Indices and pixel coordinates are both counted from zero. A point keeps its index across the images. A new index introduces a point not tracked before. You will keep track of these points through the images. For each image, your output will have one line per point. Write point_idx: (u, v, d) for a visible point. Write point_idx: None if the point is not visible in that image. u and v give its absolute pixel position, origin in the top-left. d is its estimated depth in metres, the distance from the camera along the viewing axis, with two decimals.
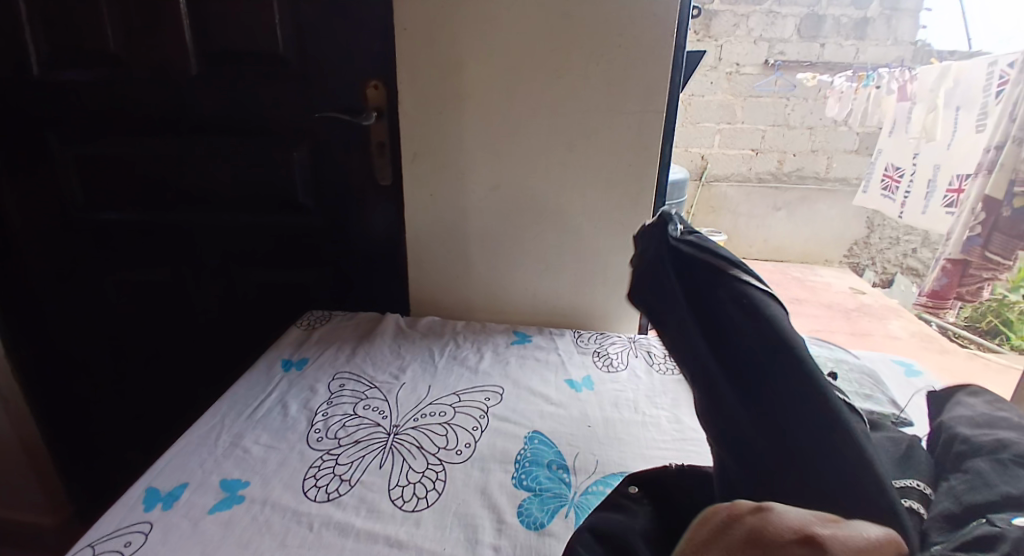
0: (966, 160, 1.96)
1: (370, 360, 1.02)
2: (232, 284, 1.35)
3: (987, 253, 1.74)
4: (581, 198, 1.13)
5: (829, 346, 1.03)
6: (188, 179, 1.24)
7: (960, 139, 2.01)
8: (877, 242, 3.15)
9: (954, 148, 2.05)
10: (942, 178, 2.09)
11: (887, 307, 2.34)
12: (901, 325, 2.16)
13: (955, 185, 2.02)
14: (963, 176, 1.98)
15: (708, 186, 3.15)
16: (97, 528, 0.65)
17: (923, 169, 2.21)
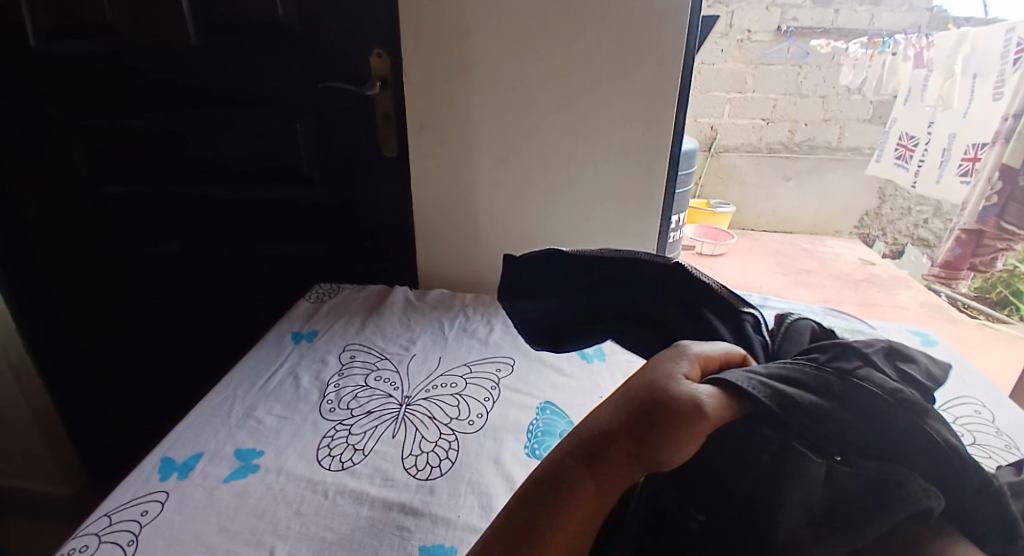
0: (982, 129, 1.91)
1: (380, 333, 1.02)
2: (238, 258, 1.34)
3: (1003, 223, 1.64)
4: (592, 167, 1.11)
5: (846, 315, 1.01)
6: (192, 152, 1.23)
7: (977, 107, 1.95)
8: (889, 213, 3.10)
9: (971, 116, 1.98)
10: (958, 146, 2.03)
11: (897, 278, 2.31)
12: (911, 296, 2.14)
13: (970, 155, 1.96)
14: (978, 144, 1.92)
15: (717, 158, 3.09)
16: (114, 498, 0.65)
17: (938, 138, 2.15)
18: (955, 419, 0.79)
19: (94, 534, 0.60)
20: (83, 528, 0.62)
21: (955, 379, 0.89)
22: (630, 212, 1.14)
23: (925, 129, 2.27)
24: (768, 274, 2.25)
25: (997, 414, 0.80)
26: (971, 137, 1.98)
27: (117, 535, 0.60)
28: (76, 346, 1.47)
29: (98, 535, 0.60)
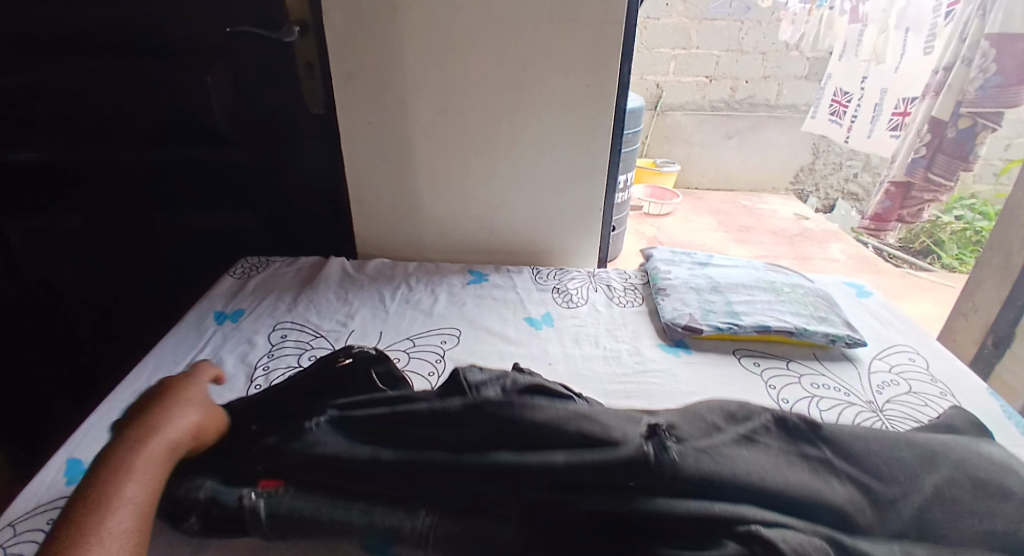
0: (918, 81, 1.60)
1: (314, 309, 0.94)
2: (153, 231, 1.21)
3: (932, 175, 1.28)
4: (537, 125, 1.05)
5: (787, 271, 1.02)
6: (87, 112, 1.07)
7: (909, 62, 1.64)
8: (823, 170, 2.89)
9: (900, 75, 1.67)
10: (888, 100, 1.74)
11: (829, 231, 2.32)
12: (842, 248, 2.16)
13: (901, 110, 1.67)
14: (909, 98, 1.62)
15: (660, 117, 2.78)
16: (14, 508, 0.57)
17: (870, 93, 1.85)
18: (891, 368, 0.83)
19: None
20: None
21: (890, 329, 0.93)
22: (577, 171, 1.10)
23: (858, 86, 1.93)
24: (712, 233, 2.21)
25: (928, 361, 0.84)
26: (900, 93, 1.68)
27: (22, 548, 0.52)
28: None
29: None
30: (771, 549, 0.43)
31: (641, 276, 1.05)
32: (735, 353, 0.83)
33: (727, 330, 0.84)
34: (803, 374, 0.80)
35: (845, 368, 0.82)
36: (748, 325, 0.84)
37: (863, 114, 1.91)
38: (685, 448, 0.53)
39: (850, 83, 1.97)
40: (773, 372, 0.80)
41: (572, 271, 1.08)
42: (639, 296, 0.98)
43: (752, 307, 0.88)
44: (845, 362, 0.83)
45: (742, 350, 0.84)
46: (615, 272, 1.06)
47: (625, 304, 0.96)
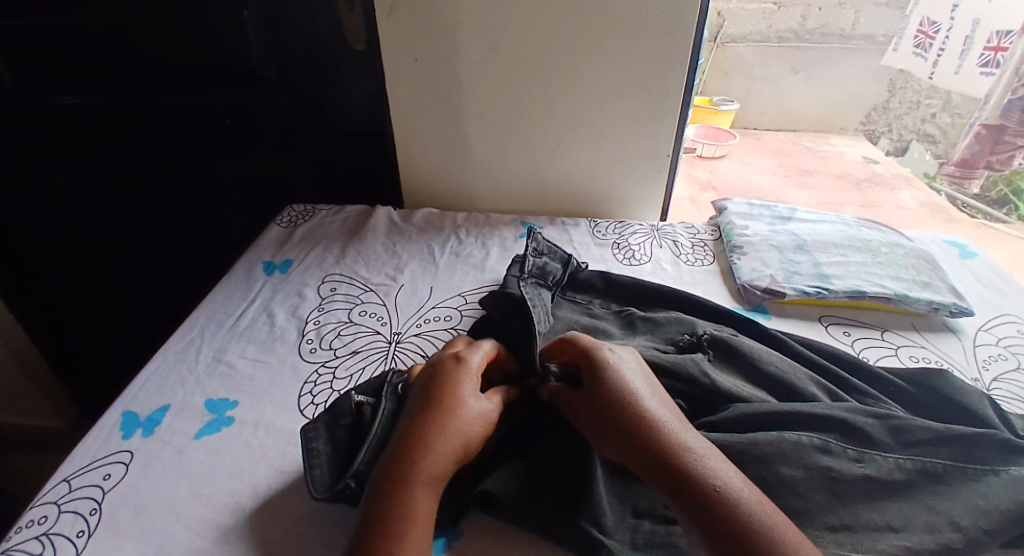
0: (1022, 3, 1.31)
1: (362, 261, 0.91)
2: (201, 175, 1.19)
3: None
4: (601, 58, 0.94)
5: (880, 227, 0.90)
6: (133, 52, 1.03)
7: None
8: (898, 107, 2.05)
9: None
10: (982, 29, 1.40)
11: (900, 174, 1.83)
12: (914, 196, 1.72)
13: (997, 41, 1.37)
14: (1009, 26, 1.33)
15: (721, 49, 1.98)
16: (73, 460, 0.58)
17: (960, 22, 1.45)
18: (998, 341, 0.72)
19: (50, 504, 0.54)
20: (39, 497, 0.55)
21: (998, 296, 0.81)
22: (645, 110, 0.99)
23: (946, 14, 1.50)
24: (770, 175, 1.84)
25: None
26: (995, 25, 1.37)
27: (79, 503, 0.54)
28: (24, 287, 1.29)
29: (56, 505, 0.54)
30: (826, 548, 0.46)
31: (711, 230, 0.95)
32: (821, 320, 0.75)
33: (814, 295, 0.75)
34: (899, 346, 0.71)
35: (946, 339, 0.72)
36: (839, 289, 0.75)
37: (951, 46, 1.49)
38: (790, 465, 0.50)
39: (937, 9, 1.53)
40: (865, 343, 0.71)
41: (633, 224, 0.99)
42: (709, 253, 0.90)
43: (844, 270, 0.78)
44: (946, 333, 0.74)
45: (830, 318, 0.75)
46: (681, 227, 0.97)
47: (694, 262, 0.88)
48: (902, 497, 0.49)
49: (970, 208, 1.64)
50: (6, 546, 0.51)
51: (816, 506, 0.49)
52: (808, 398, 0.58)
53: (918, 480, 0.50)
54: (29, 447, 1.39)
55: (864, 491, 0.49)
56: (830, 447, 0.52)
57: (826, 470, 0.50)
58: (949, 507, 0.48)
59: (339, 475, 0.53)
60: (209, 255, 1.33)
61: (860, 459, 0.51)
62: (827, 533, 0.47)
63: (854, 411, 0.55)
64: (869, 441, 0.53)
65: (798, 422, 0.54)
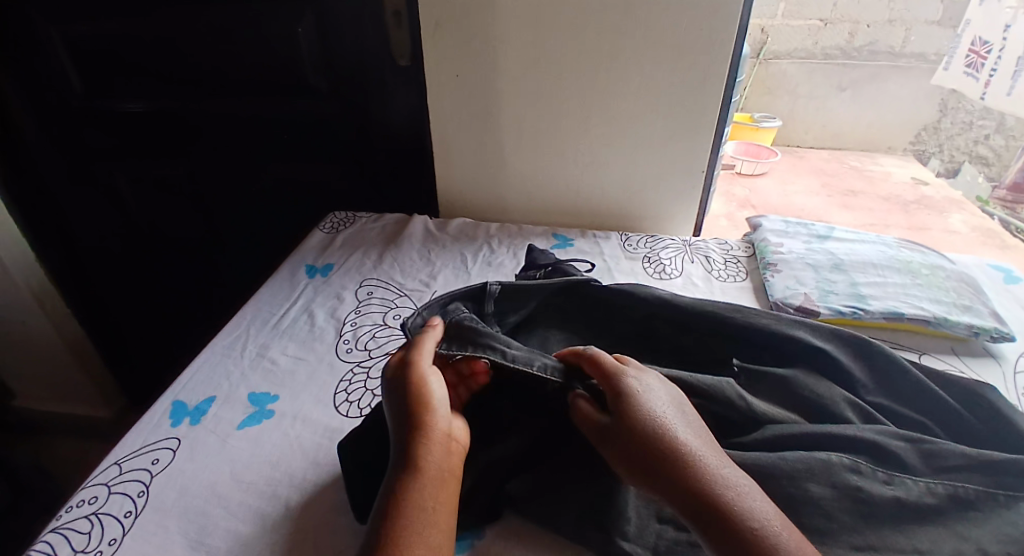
0: None
1: (398, 267, 0.94)
2: (251, 182, 1.26)
3: None
4: (638, 77, 0.96)
5: (923, 248, 0.88)
6: (198, 67, 1.11)
7: None
8: (949, 128, 1.95)
9: None
10: None
11: (951, 198, 1.75)
12: (966, 219, 1.64)
13: None
14: None
15: (764, 65, 1.95)
16: (123, 446, 0.63)
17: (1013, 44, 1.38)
18: None
19: (104, 484, 0.58)
20: (94, 477, 0.60)
21: None
22: (679, 127, 0.99)
23: (1000, 33, 1.45)
24: (811, 195, 1.79)
25: None
26: None
27: (128, 486, 0.58)
28: (86, 281, 1.39)
29: (109, 486, 0.58)
30: None
31: (744, 247, 0.95)
32: None
33: (849, 315, 0.74)
34: (937, 371, 0.69)
35: (988, 366, 0.70)
36: (876, 310, 0.74)
37: (1004, 68, 1.43)
38: (817, 484, 0.50)
39: (992, 28, 1.47)
40: None
41: (665, 238, 1.00)
42: (741, 270, 0.89)
43: (882, 291, 0.77)
44: (988, 359, 0.71)
45: (865, 339, 0.74)
46: (714, 243, 0.97)
47: (725, 278, 0.87)
48: (932, 522, 0.49)
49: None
50: (57, 525, 0.55)
51: (841, 526, 0.49)
52: (840, 419, 0.57)
53: (949, 505, 0.50)
54: (78, 433, 1.48)
55: (892, 514, 0.49)
56: (859, 467, 0.51)
57: (853, 491, 0.50)
58: (978, 534, 0.48)
59: (371, 469, 0.55)
60: (254, 258, 1.39)
61: (890, 482, 0.51)
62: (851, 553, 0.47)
63: (886, 434, 0.55)
64: (900, 464, 0.52)
65: (828, 442, 0.54)
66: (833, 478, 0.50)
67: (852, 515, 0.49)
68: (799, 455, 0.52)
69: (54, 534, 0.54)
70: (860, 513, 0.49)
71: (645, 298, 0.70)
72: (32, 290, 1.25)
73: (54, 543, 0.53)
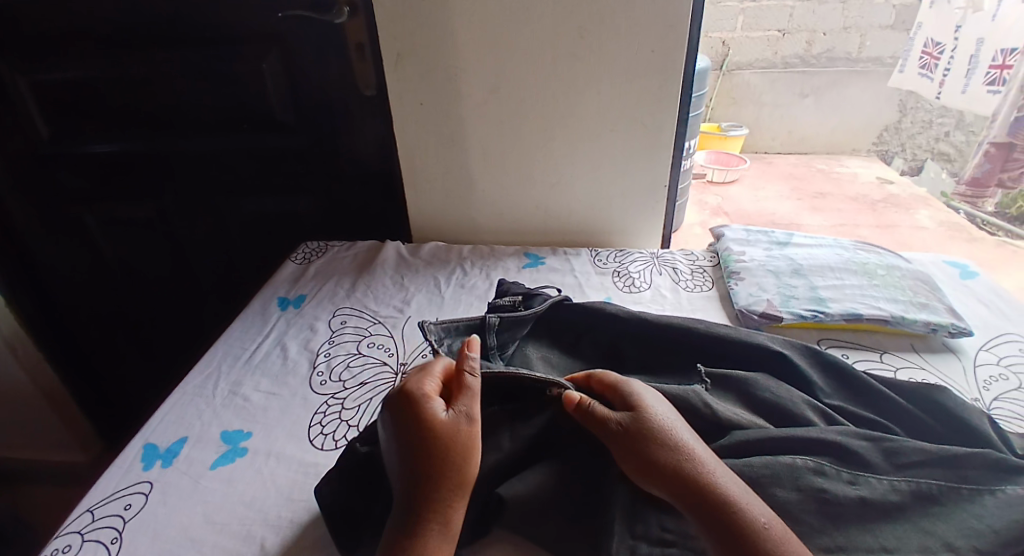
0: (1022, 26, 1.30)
1: (372, 294, 0.95)
2: (224, 216, 1.26)
3: None
4: (597, 98, 0.98)
5: (878, 249, 0.91)
6: (164, 105, 1.12)
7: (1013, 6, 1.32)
8: (910, 127, 2.04)
9: (1000, 20, 1.36)
10: (986, 50, 1.40)
11: (915, 195, 1.81)
12: (932, 215, 1.69)
13: (1001, 61, 1.36)
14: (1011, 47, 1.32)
15: (727, 78, 2.03)
16: (95, 492, 0.62)
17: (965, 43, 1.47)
18: (999, 360, 0.72)
19: (74, 534, 0.57)
20: (64, 526, 0.59)
21: (1000, 315, 0.81)
22: (641, 144, 1.02)
23: (950, 35, 1.52)
24: (783, 199, 1.84)
25: None
26: (1000, 44, 1.36)
27: (100, 533, 0.57)
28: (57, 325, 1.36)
29: (79, 534, 0.57)
30: None
31: (710, 257, 0.97)
32: (819, 343, 0.76)
33: (811, 318, 0.76)
34: (897, 368, 0.72)
35: (946, 360, 0.73)
36: (835, 312, 0.76)
37: (957, 66, 1.50)
38: (785, 491, 0.51)
39: (942, 31, 1.55)
40: (862, 365, 0.72)
41: (634, 252, 1.02)
42: (708, 279, 0.91)
43: (840, 293, 0.80)
44: (946, 354, 0.74)
45: (828, 340, 0.76)
46: (680, 254, 0.99)
47: (693, 288, 0.90)
48: (897, 519, 0.50)
49: (991, 225, 1.58)
50: None
51: (809, 529, 0.50)
52: (803, 422, 0.59)
53: (913, 501, 0.51)
54: (54, 481, 1.43)
55: (858, 514, 0.51)
56: (825, 469, 0.53)
57: (819, 495, 0.51)
58: (942, 529, 0.49)
59: (346, 503, 0.55)
60: (231, 291, 1.38)
61: (854, 482, 0.52)
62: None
63: (849, 435, 0.56)
64: (864, 464, 0.54)
65: (793, 446, 0.55)
66: (799, 482, 0.52)
67: (820, 518, 0.50)
68: (766, 462, 0.53)
69: None
70: (828, 516, 0.50)
71: (614, 312, 0.73)
72: (1, 336, 1.22)
73: None
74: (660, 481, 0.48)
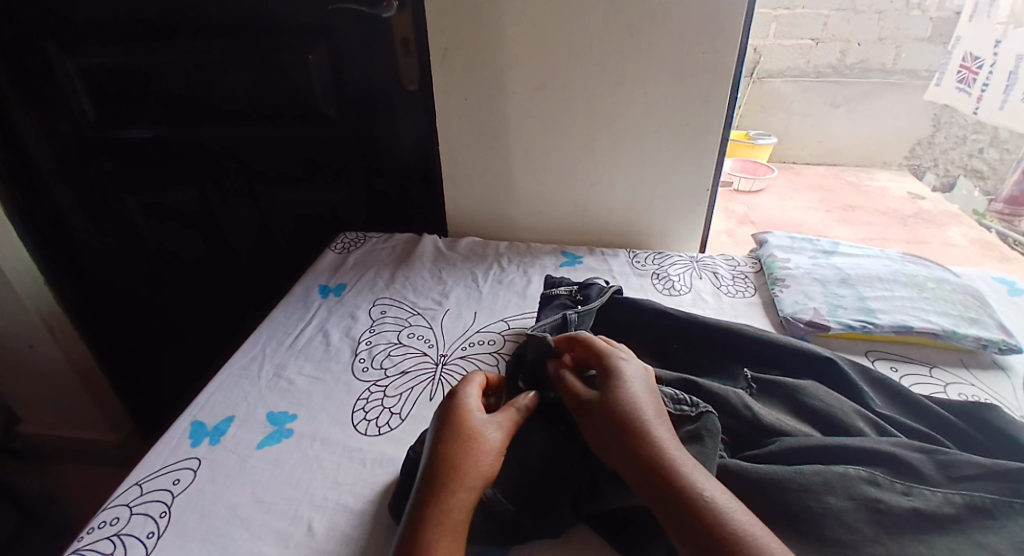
0: None
1: (411, 286, 0.96)
2: (263, 205, 1.28)
3: None
4: (643, 97, 0.98)
5: (927, 261, 0.89)
6: (211, 94, 1.14)
7: None
8: (943, 142, 1.96)
9: None
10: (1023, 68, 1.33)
11: (948, 212, 1.76)
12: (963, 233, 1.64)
13: None
14: None
15: (759, 84, 1.94)
16: (144, 466, 0.63)
17: (1003, 61, 1.41)
18: None
19: (124, 506, 0.58)
20: (114, 498, 0.60)
21: None
22: (684, 145, 1.02)
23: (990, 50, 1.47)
24: (811, 211, 1.81)
25: None
26: None
27: (149, 506, 0.58)
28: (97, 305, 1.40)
29: (128, 508, 0.58)
30: None
31: (751, 263, 0.97)
32: (866, 354, 0.75)
33: (859, 329, 0.75)
34: (948, 383, 0.70)
35: (996, 377, 0.71)
36: (885, 324, 0.75)
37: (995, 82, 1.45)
38: (837, 502, 0.50)
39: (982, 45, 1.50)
40: (911, 379, 0.70)
41: (673, 255, 1.01)
42: (749, 286, 0.90)
43: (889, 305, 0.78)
44: (998, 370, 0.72)
45: (875, 352, 0.75)
46: (721, 259, 0.98)
47: (734, 293, 0.89)
48: (954, 532, 0.49)
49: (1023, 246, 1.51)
50: (77, 546, 0.55)
51: (863, 538, 0.49)
52: (854, 432, 0.58)
53: (966, 513, 0.50)
54: (84, 457, 1.47)
55: (912, 524, 0.49)
56: (877, 479, 0.52)
57: (873, 506, 0.50)
58: (995, 541, 0.47)
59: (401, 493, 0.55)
60: (266, 279, 1.40)
61: (907, 493, 0.51)
62: None
63: (902, 447, 0.55)
64: (917, 475, 0.53)
65: (843, 455, 0.54)
66: (848, 494, 0.51)
67: (874, 527, 0.49)
68: (815, 471, 0.52)
69: None
70: (883, 527, 0.49)
71: (662, 312, 0.74)
72: (39, 311, 1.25)
73: None
74: (618, 461, 0.49)
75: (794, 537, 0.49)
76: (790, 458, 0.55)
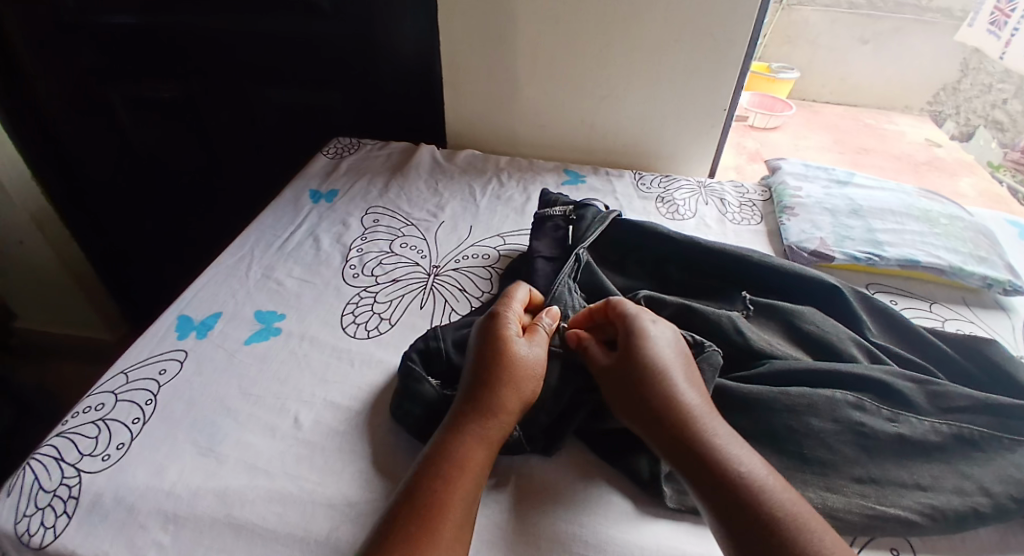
0: None
1: (405, 196, 0.92)
2: (251, 106, 1.21)
3: None
4: (666, 3, 0.90)
5: (942, 198, 0.85)
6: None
7: None
8: (970, 89, 1.47)
9: None
10: None
11: (963, 160, 1.43)
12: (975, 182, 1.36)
13: None
14: None
15: (788, 12, 1.52)
16: (130, 356, 0.63)
17: None
18: None
19: (109, 393, 0.58)
20: (99, 385, 0.60)
21: None
22: (705, 59, 0.95)
23: None
24: (820, 151, 1.48)
25: None
26: None
27: (135, 394, 0.58)
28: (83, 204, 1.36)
29: (114, 394, 0.58)
30: (850, 500, 0.47)
31: (761, 190, 0.93)
32: (867, 287, 0.73)
33: (864, 261, 0.73)
34: (945, 319, 0.69)
35: (995, 316, 0.70)
36: (891, 257, 0.73)
37: None
38: (822, 424, 0.51)
39: None
40: (909, 312, 0.69)
41: (680, 179, 0.97)
42: (756, 214, 0.87)
43: (898, 238, 0.76)
44: (999, 311, 0.71)
45: (876, 286, 0.73)
46: (730, 185, 0.94)
47: (739, 221, 0.86)
48: (934, 459, 0.50)
49: None
50: (63, 430, 0.55)
51: (842, 458, 0.49)
52: (847, 358, 0.57)
53: (953, 444, 0.50)
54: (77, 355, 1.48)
55: (895, 449, 0.50)
56: (864, 404, 0.52)
57: (856, 430, 0.50)
58: (978, 473, 0.49)
59: (399, 401, 0.55)
60: (257, 184, 1.36)
61: (894, 419, 0.51)
62: (848, 484, 0.48)
63: (893, 374, 0.55)
64: (904, 402, 0.53)
65: (832, 379, 0.54)
66: (832, 416, 0.51)
67: (857, 449, 0.50)
68: (801, 392, 0.52)
69: (60, 439, 0.54)
70: (865, 451, 0.50)
71: (664, 233, 0.71)
72: (28, 209, 1.20)
73: (59, 448, 0.53)
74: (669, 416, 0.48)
75: (775, 453, 0.50)
76: (778, 379, 0.54)
